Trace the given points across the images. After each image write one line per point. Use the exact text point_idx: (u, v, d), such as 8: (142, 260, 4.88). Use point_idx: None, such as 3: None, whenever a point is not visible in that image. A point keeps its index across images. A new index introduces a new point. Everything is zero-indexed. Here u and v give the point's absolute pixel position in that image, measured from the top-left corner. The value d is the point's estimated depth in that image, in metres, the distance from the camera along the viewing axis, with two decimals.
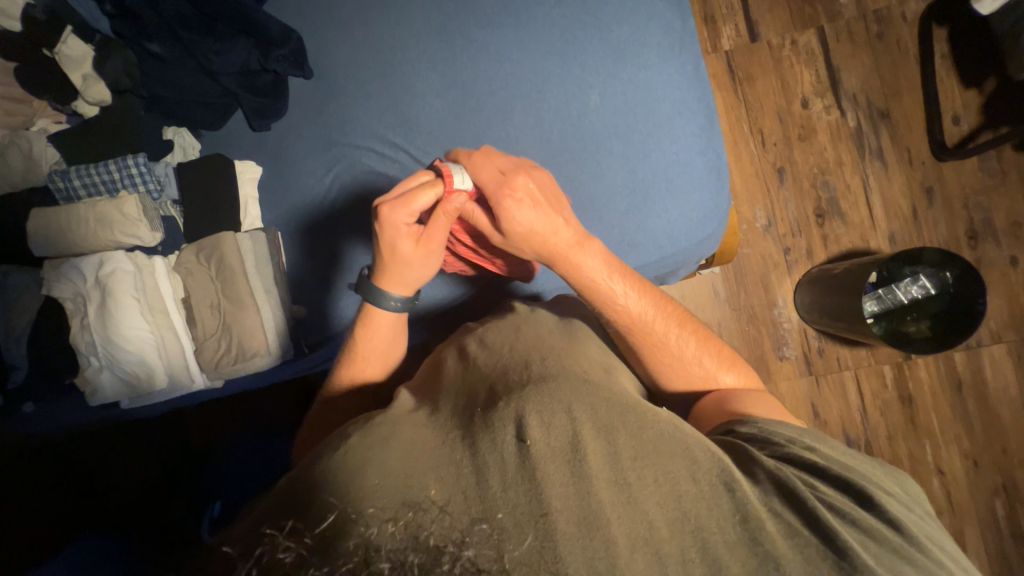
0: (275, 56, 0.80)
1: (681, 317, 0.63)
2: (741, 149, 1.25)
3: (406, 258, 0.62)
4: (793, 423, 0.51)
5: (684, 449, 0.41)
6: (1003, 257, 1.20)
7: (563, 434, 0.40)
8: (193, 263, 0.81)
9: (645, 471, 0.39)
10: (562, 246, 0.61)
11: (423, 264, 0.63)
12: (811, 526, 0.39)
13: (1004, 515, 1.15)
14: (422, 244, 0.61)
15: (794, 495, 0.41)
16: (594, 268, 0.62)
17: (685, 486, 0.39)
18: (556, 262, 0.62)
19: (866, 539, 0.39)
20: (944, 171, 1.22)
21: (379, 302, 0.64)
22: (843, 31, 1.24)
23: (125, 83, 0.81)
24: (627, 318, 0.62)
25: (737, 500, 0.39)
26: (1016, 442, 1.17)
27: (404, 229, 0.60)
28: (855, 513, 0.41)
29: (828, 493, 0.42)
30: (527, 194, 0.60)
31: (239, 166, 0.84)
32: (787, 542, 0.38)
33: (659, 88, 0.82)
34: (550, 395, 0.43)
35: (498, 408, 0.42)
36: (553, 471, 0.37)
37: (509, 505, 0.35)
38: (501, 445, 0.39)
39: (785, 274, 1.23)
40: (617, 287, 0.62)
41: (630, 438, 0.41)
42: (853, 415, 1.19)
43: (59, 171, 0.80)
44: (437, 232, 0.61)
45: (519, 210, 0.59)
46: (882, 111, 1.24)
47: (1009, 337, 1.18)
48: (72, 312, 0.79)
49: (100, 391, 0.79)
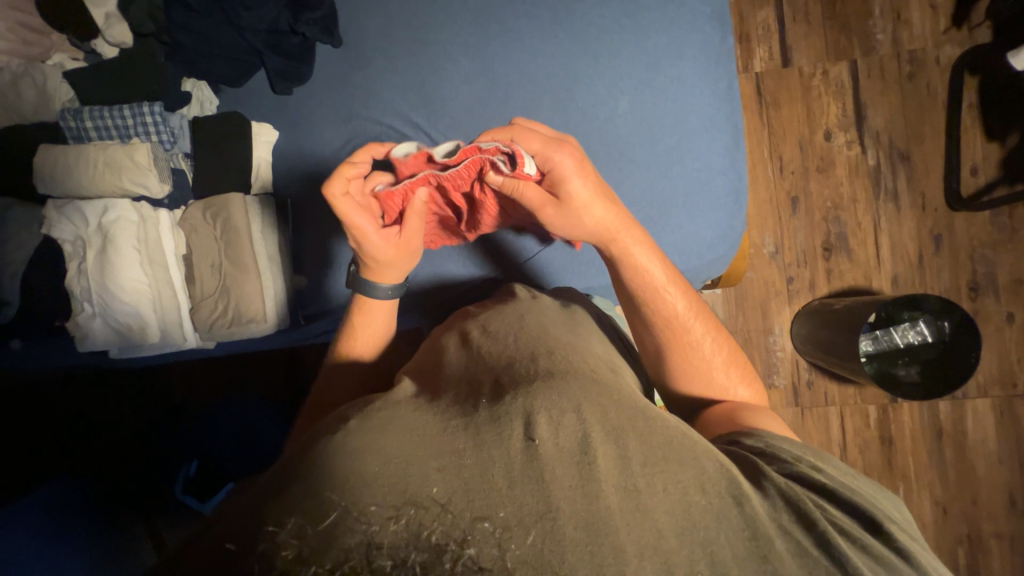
0: (306, 19, 0.79)
1: (710, 321, 0.63)
2: (758, 173, 1.25)
3: (384, 256, 0.64)
4: (793, 440, 0.51)
5: (693, 458, 0.41)
6: (1001, 312, 1.21)
7: (572, 436, 0.39)
8: (198, 220, 0.80)
9: (655, 478, 0.39)
10: (617, 227, 0.60)
11: (405, 261, 0.66)
12: (822, 548, 0.38)
13: (964, 564, 1.17)
14: (401, 245, 0.65)
15: (806, 518, 0.40)
16: (643, 256, 0.61)
17: (694, 496, 0.39)
18: (607, 242, 0.61)
19: (879, 567, 0.39)
20: (955, 220, 1.23)
21: (370, 291, 0.67)
22: (876, 67, 1.24)
23: (148, 27, 0.79)
24: (663, 312, 0.61)
25: (746, 516, 0.39)
26: (987, 495, 1.18)
27: (375, 230, 0.63)
28: (866, 541, 0.40)
29: (837, 516, 0.42)
30: (589, 168, 0.59)
31: (255, 127, 0.82)
32: (796, 562, 0.37)
33: (690, 103, 0.81)
34: (560, 393, 0.43)
35: (506, 402, 0.42)
36: (562, 472, 0.37)
37: (514, 503, 0.35)
38: (508, 440, 0.39)
39: (786, 303, 1.23)
40: (658, 278, 0.61)
41: (639, 443, 0.41)
42: (833, 449, 1.20)
43: (71, 109, 0.78)
44: (411, 231, 0.65)
45: (579, 183, 0.58)
46: (903, 153, 1.23)
47: (995, 391, 1.20)
48: (71, 254, 0.78)
49: (91, 338, 0.78)
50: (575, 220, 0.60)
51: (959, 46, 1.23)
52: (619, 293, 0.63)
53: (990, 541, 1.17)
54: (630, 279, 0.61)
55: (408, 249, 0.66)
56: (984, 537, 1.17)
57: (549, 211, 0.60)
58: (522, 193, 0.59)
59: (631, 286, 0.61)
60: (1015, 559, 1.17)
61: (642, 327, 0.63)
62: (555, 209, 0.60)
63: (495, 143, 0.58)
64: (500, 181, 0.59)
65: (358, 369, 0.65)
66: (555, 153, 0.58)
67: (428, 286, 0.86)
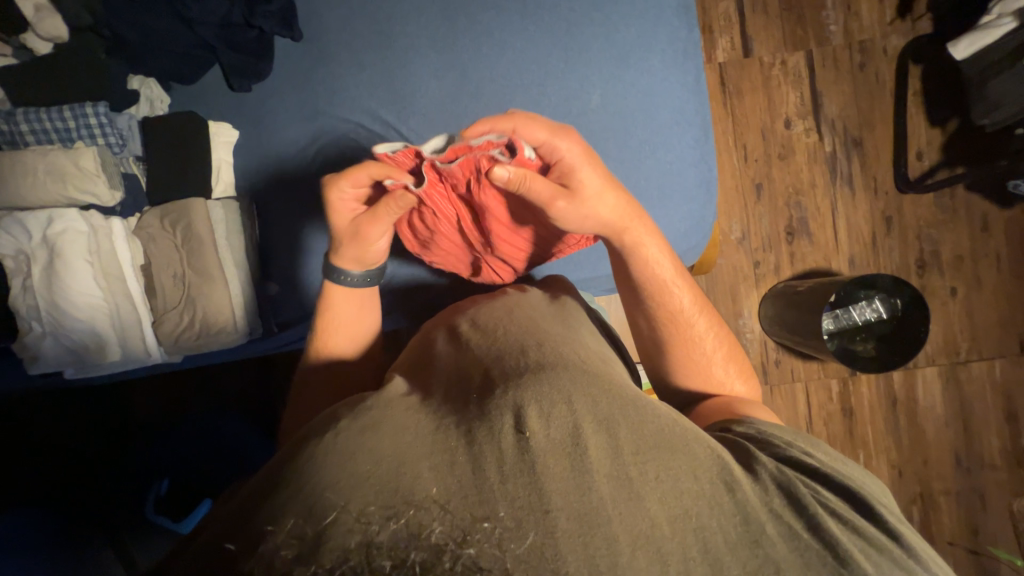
0: (261, 12, 0.74)
1: (712, 318, 0.65)
2: (723, 162, 1.28)
3: (341, 234, 0.64)
4: (778, 426, 0.54)
5: (686, 446, 0.42)
6: (945, 287, 1.30)
7: (563, 427, 0.40)
8: (155, 228, 0.75)
9: (647, 466, 0.39)
10: (630, 218, 0.61)
11: (355, 245, 0.63)
12: (814, 532, 0.40)
13: (918, 521, 1.27)
14: (355, 228, 0.63)
15: (796, 500, 0.42)
16: (653, 248, 0.62)
17: (687, 483, 0.40)
18: (618, 234, 0.61)
19: (869, 548, 0.40)
20: (903, 202, 1.30)
21: (331, 275, 0.66)
22: (830, 57, 1.29)
23: (84, 19, 0.72)
24: (668, 305, 0.63)
25: (738, 502, 0.40)
26: (936, 455, 1.28)
27: (343, 207, 0.63)
28: (857, 522, 0.42)
29: (829, 497, 0.44)
30: (595, 158, 0.60)
31: (213, 127, 0.78)
32: (788, 545, 0.39)
33: (659, 97, 0.83)
34: (550, 384, 0.43)
35: (496, 395, 0.42)
36: (554, 463, 0.37)
37: (507, 498, 0.35)
38: (500, 435, 0.39)
39: (753, 287, 1.28)
40: (666, 273, 0.63)
41: (631, 433, 0.41)
42: (800, 423, 1.27)
43: (4, 112, 0.71)
44: (372, 218, 0.62)
45: (589, 172, 0.58)
46: (856, 139, 1.30)
47: (941, 360, 1.29)
48: (13, 271, 0.72)
49: (42, 359, 0.73)
50: (584, 211, 0.59)
51: (903, 36, 1.29)
52: (622, 284, 0.65)
53: (939, 498, 1.27)
54: (639, 270, 0.63)
55: (361, 235, 0.62)
56: (934, 495, 1.27)
57: (560, 203, 0.57)
58: (529, 185, 0.55)
59: (641, 277, 0.63)
60: (961, 512, 1.27)
61: (643, 319, 0.64)
62: (567, 199, 0.58)
63: (488, 138, 0.56)
64: (509, 177, 0.54)
65: (340, 372, 0.63)
66: (562, 142, 0.57)
67: (409, 287, 0.84)
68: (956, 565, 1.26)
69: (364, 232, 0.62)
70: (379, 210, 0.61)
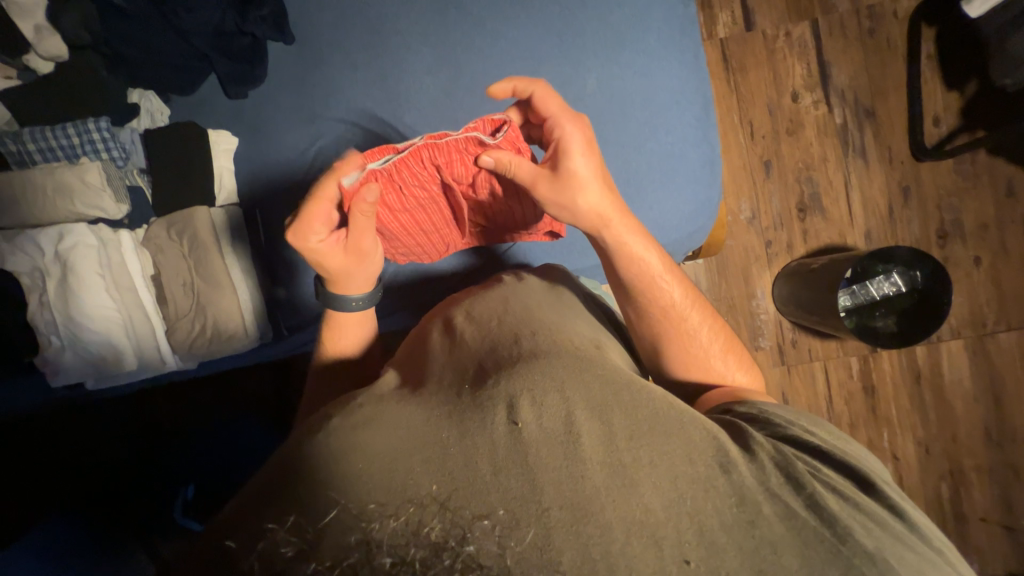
0: (253, 18, 0.75)
1: (707, 310, 0.64)
2: (730, 141, 1.25)
3: (341, 265, 0.63)
4: (774, 403, 0.53)
5: (680, 429, 0.41)
6: (969, 257, 1.25)
7: (556, 416, 0.40)
8: (163, 239, 0.77)
9: (640, 453, 0.39)
10: (612, 213, 0.62)
11: (360, 265, 0.64)
12: (812, 511, 0.38)
13: (948, 497, 1.23)
14: (352, 249, 0.62)
15: (795, 481, 0.40)
16: (635, 242, 0.63)
17: (682, 466, 0.39)
18: (600, 227, 0.63)
19: (870, 523, 0.39)
20: (921, 170, 1.26)
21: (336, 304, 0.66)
22: (837, 25, 1.24)
23: (83, 38, 0.73)
24: (660, 300, 0.62)
25: (733, 483, 0.39)
26: (966, 431, 1.24)
27: (322, 245, 0.60)
28: (858, 499, 0.41)
29: (830, 476, 0.43)
30: (596, 151, 0.63)
31: (212, 136, 0.78)
32: (784, 525, 0.37)
33: (657, 78, 0.81)
34: (542, 372, 0.43)
35: (488, 387, 0.43)
36: (547, 452, 0.37)
37: (500, 492, 0.35)
38: (492, 425, 0.39)
39: (766, 267, 1.25)
40: (655, 268, 0.63)
41: (625, 418, 0.41)
42: (820, 403, 1.24)
43: (9, 133, 0.73)
44: (360, 233, 0.61)
45: (584, 159, 0.61)
46: (868, 109, 1.25)
47: (967, 333, 1.25)
48: (29, 288, 0.74)
49: (63, 372, 0.75)
50: (565, 199, 0.61)
51: None
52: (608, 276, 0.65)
53: (970, 474, 1.23)
54: (620, 261, 0.63)
55: (359, 248, 0.63)
56: (965, 471, 1.24)
57: (543, 185, 0.61)
58: (516, 170, 0.61)
59: (621, 266, 0.63)
60: (993, 488, 1.23)
61: (631, 307, 0.63)
62: (550, 185, 0.61)
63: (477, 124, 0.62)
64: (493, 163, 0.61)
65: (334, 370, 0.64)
66: (570, 124, 0.62)
67: (408, 284, 0.84)
68: (988, 542, 1.23)
69: (361, 243, 0.62)
70: (356, 221, 0.60)
